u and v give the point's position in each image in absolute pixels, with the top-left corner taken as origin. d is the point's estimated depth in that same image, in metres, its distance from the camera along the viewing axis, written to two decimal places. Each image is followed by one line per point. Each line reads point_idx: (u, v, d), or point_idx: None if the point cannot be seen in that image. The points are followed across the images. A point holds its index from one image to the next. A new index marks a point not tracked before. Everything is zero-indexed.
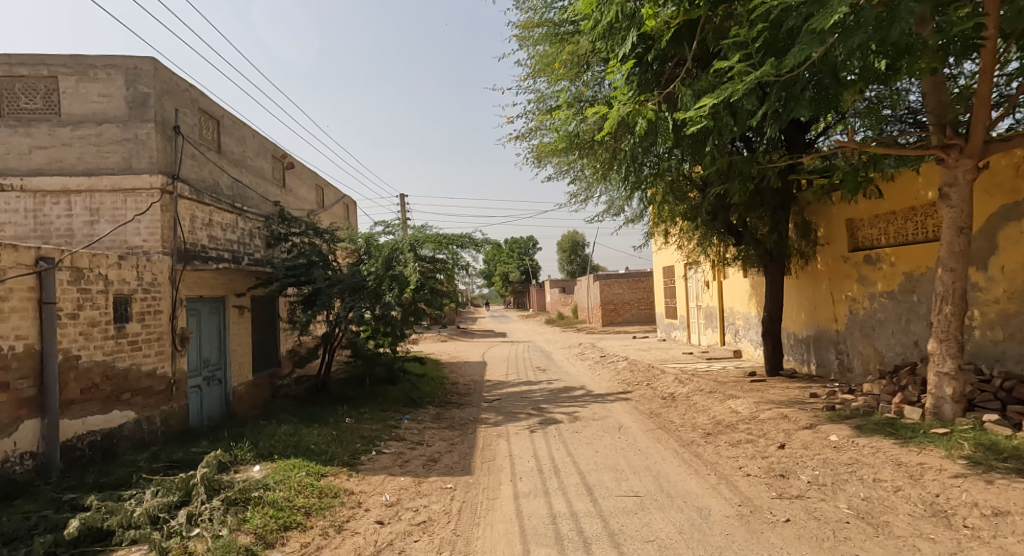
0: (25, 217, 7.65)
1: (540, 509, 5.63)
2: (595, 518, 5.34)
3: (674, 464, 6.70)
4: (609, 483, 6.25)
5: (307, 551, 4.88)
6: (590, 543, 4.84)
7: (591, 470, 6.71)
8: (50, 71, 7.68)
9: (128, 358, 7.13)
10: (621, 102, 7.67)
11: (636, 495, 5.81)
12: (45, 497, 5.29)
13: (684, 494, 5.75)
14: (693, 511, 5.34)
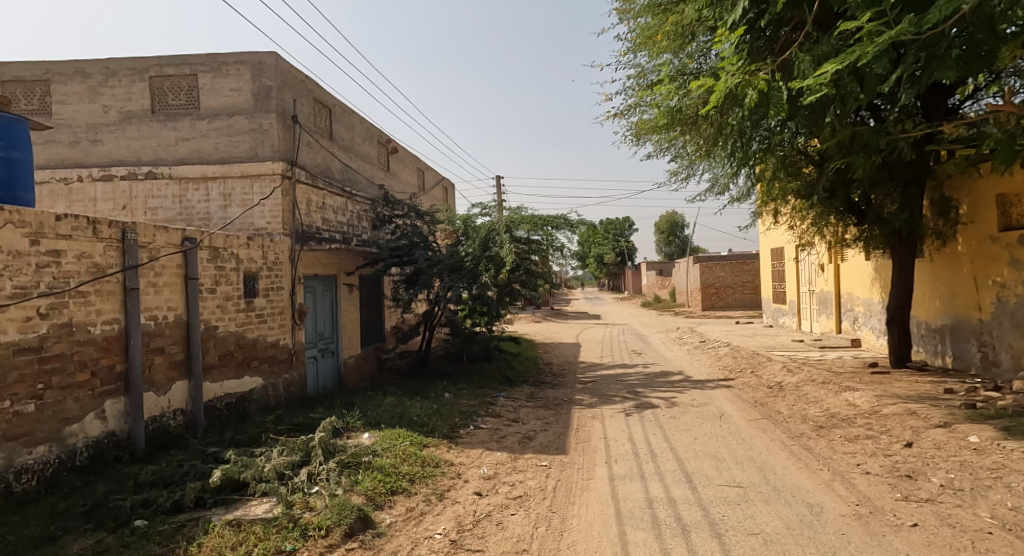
0: (172, 202, 8.54)
1: (636, 493, 5.65)
2: (694, 506, 5.29)
3: (782, 457, 6.47)
4: (709, 471, 6.16)
5: (412, 515, 5.19)
6: (689, 531, 4.81)
7: (690, 457, 6.62)
8: (191, 69, 8.49)
9: (256, 329, 7.83)
10: (730, 73, 7.34)
11: (739, 486, 5.69)
12: (193, 450, 5.92)
13: (793, 489, 5.56)
14: (803, 507, 5.16)
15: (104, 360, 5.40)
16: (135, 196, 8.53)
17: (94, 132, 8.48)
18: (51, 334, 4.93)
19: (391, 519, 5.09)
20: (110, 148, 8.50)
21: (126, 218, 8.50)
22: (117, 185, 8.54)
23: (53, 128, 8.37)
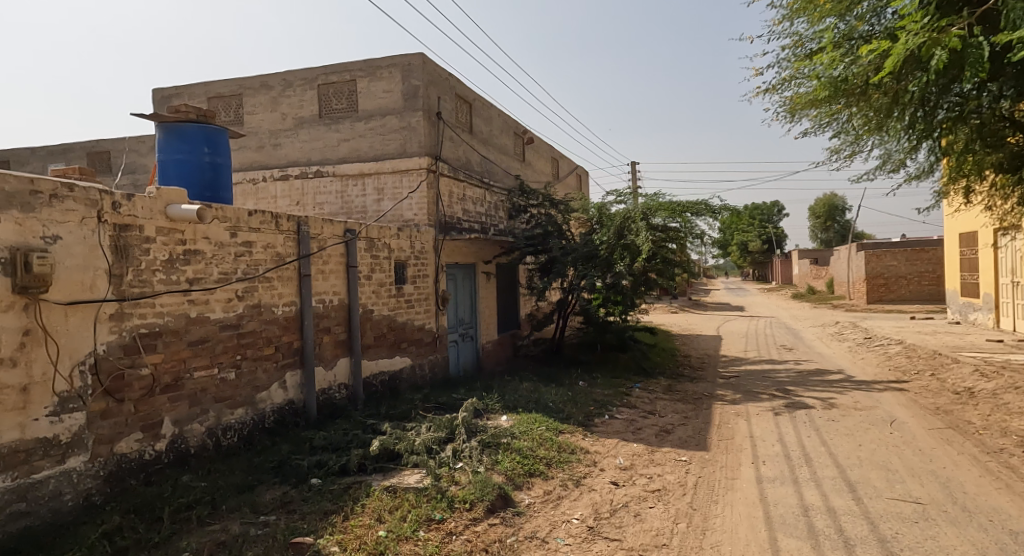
0: (335, 197, 9.44)
1: (789, 498, 5.42)
2: (857, 519, 4.98)
3: (970, 475, 5.83)
4: (878, 482, 5.72)
5: (549, 498, 5.39)
6: (854, 546, 4.54)
7: (854, 466, 6.18)
8: (351, 75, 9.30)
9: (405, 314, 8.46)
10: (911, 33, 6.61)
11: (916, 502, 5.24)
12: (355, 420, 6.57)
13: (986, 512, 5.00)
14: (1003, 533, 4.65)
15: (284, 337, 6.13)
16: (306, 192, 9.55)
17: (275, 137, 9.62)
18: (246, 313, 5.62)
19: (529, 500, 5.33)
20: (287, 150, 9.59)
21: (299, 213, 9.54)
22: (292, 183, 9.60)
23: (244, 135, 9.62)
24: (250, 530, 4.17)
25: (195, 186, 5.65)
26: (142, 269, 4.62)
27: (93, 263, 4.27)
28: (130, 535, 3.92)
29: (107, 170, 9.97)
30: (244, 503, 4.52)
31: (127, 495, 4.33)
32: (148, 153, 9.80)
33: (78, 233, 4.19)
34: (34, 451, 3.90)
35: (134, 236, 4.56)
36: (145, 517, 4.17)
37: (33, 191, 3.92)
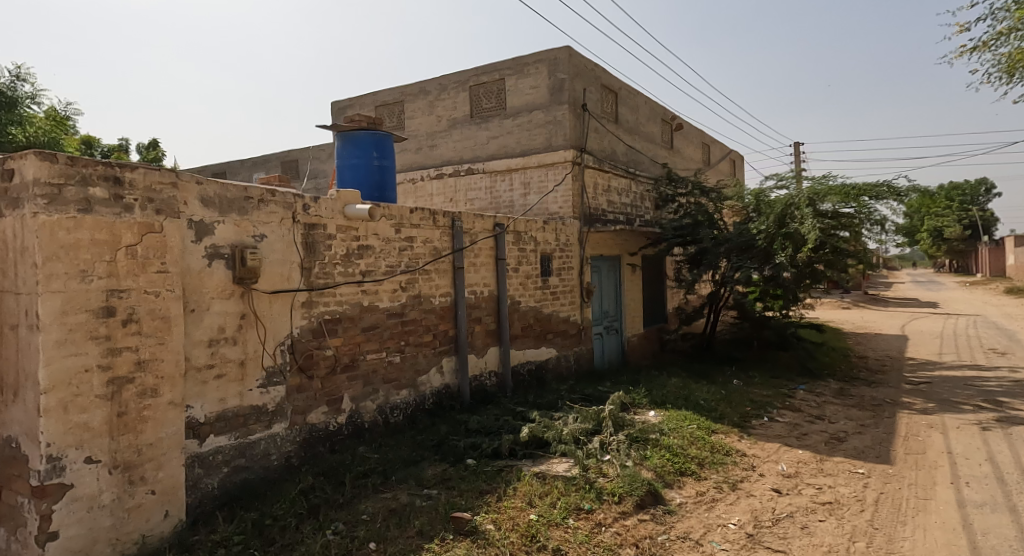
0: (485, 193, 9.87)
1: (1004, 529, 4.79)
2: None
3: None
4: None
5: (703, 499, 5.26)
6: None
7: None
8: (500, 74, 9.66)
9: (550, 305, 8.65)
10: None
11: None
12: (505, 407, 6.87)
13: None
14: None
15: (440, 325, 6.57)
16: (459, 189, 10.08)
17: (431, 139, 10.28)
18: (408, 302, 6.11)
19: (681, 499, 5.24)
20: (442, 150, 10.20)
21: (452, 209, 10.10)
22: (446, 181, 10.20)
23: (405, 139, 10.39)
24: (416, 500, 4.59)
25: (366, 187, 6.22)
26: (326, 262, 5.20)
27: (289, 258, 4.89)
28: (321, 495, 4.48)
29: (296, 176, 11.30)
30: (410, 476, 4.97)
31: (317, 460, 4.95)
32: (327, 159, 10.92)
33: (278, 232, 4.82)
34: (249, 416, 4.57)
35: (320, 233, 5.15)
36: (331, 480, 4.74)
37: (246, 197, 4.58)
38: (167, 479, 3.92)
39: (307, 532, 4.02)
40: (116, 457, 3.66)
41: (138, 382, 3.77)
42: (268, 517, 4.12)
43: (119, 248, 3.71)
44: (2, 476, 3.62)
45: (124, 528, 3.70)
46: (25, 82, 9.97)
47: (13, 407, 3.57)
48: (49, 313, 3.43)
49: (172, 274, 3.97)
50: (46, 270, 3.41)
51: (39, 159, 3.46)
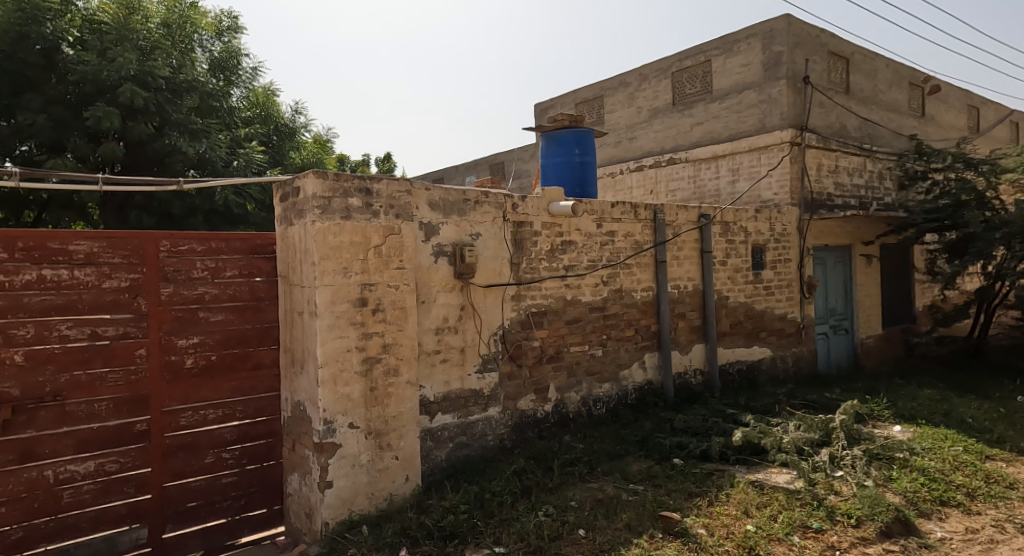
0: (688, 182, 9.44)
1: None
2: None
3: None
4: None
5: (975, 538, 4.39)
6: None
7: None
8: (706, 55, 9.14)
9: (763, 301, 7.98)
10: None
11: None
12: (713, 408, 6.51)
13: None
14: None
15: (643, 320, 6.47)
16: (660, 180, 9.79)
17: (631, 131, 10.16)
18: (610, 297, 6.14)
19: (943, 533, 4.45)
20: (643, 142, 10.01)
21: (653, 201, 9.86)
22: (646, 173, 9.99)
23: (604, 134, 10.43)
24: (623, 494, 4.63)
25: (568, 184, 6.36)
26: (533, 258, 5.45)
27: (501, 255, 5.22)
28: (532, 478, 4.73)
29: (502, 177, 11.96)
30: (615, 469, 5.03)
31: (528, 444, 5.24)
32: (530, 159, 11.38)
33: (492, 230, 5.15)
34: (470, 399, 4.97)
35: (527, 231, 5.41)
36: (541, 464, 4.97)
37: (465, 199, 4.96)
38: (407, 447, 4.47)
39: (521, 511, 4.28)
40: (369, 425, 4.29)
41: (384, 362, 4.35)
42: (488, 492, 4.46)
43: (369, 248, 4.31)
44: (294, 432, 4.39)
45: (377, 485, 4.32)
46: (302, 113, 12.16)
47: (301, 377, 4.30)
48: (322, 302, 4.09)
49: (408, 270, 4.50)
50: (320, 267, 4.09)
51: (316, 177, 4.13)
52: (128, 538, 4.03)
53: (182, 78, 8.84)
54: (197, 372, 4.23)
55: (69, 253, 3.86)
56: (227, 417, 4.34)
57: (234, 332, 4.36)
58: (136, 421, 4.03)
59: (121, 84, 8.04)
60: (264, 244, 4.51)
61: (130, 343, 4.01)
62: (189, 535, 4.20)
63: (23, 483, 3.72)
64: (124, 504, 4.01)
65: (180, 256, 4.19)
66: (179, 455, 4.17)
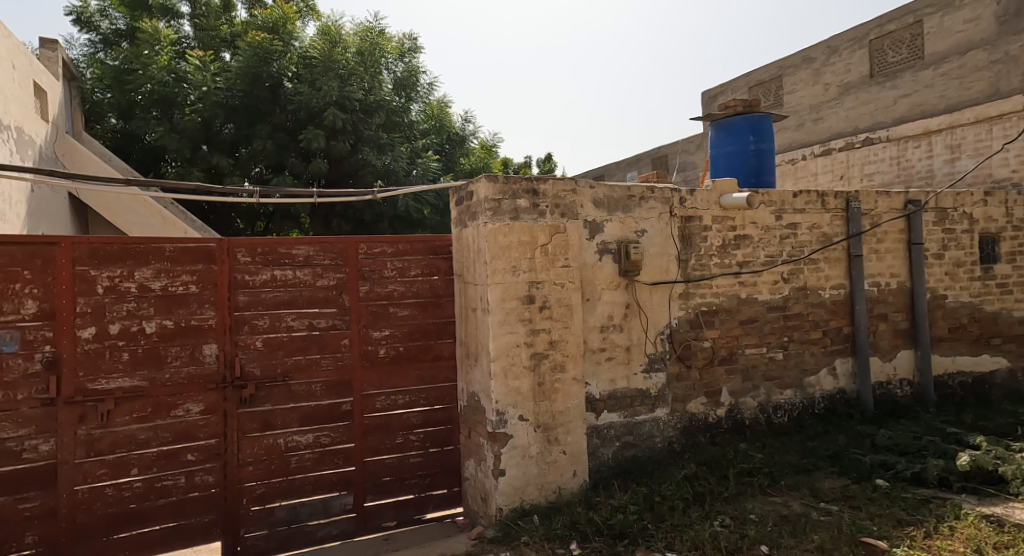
0: (890, 164, 8.06)
1: None
2: None
3: None
4: None
5: None
6: None
7: None
8: (916, 16, 7.89)
9: (996, 302, 6.67)
10: None
11: None
12: (926, 424, 5.59)
13: None
14: None
15: (833, 322, 5.65)
16: (852, 165, 8.45)
17: (816, 112, 9.10)
18: (792, 295, 5.45)
19: None
20: (830, 123, 8.90)
21: (844, 188, 8.53)
22: (836, 157, 8.68)
23: (784, 117, 9.46)
24: (812, 512, 4.16)
25: (743, 174, 5.87)
26: (702, 254, 5.00)
27: (668, 251, 4.83)
28: (706, 484, 4.39)
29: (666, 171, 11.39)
30: (802, 484, 4.56)
31: (699, 448, 4.83)
32: (697, 150, 10.66)
33: (658, 226, 4.79)
34: (636, 399, 4.65)
35: (696, 225, 4.97)
36: (715, 472, 4.59)
37: (629, 195, 4.67)
38: (574, 442, 4.36)
39: (695, 517, 4.02)
40: (538, 418, 4.24)
41: (551, 358, 4.29)
42: (659, 494, 4.20)
43: (536, 247, 4.28)
44: (470, 421, 4.52)
45: (546, 478, 4.26)
46: (472, 123, 12.87)
47: (475, 369, 4.41)
48: (493, 299, 4.14)
49: (573, 268, 4.38)
50: (491, 266, 4.15)
51: (488, 180, 4.20)
52: (339, 503, 4.40)
53: (372, 98, 10.22)
54: (388, 361, 4.55)
55: (291, 256, 4.33)
56: (412, 403, 4.61)
57: (417, 327, 4.64)
58: (342, 401, 4.42)
59: (326, 109, 9.67)
60: (443, 244, 4.74)
61: (336, 333, 4.42)
62: (384, 507, 4.52)
63: (264, 447, 4.21)
64: (334, 473, 4.40)
65: (374, 257, 4.55)
66: (375, 434, 4.50)
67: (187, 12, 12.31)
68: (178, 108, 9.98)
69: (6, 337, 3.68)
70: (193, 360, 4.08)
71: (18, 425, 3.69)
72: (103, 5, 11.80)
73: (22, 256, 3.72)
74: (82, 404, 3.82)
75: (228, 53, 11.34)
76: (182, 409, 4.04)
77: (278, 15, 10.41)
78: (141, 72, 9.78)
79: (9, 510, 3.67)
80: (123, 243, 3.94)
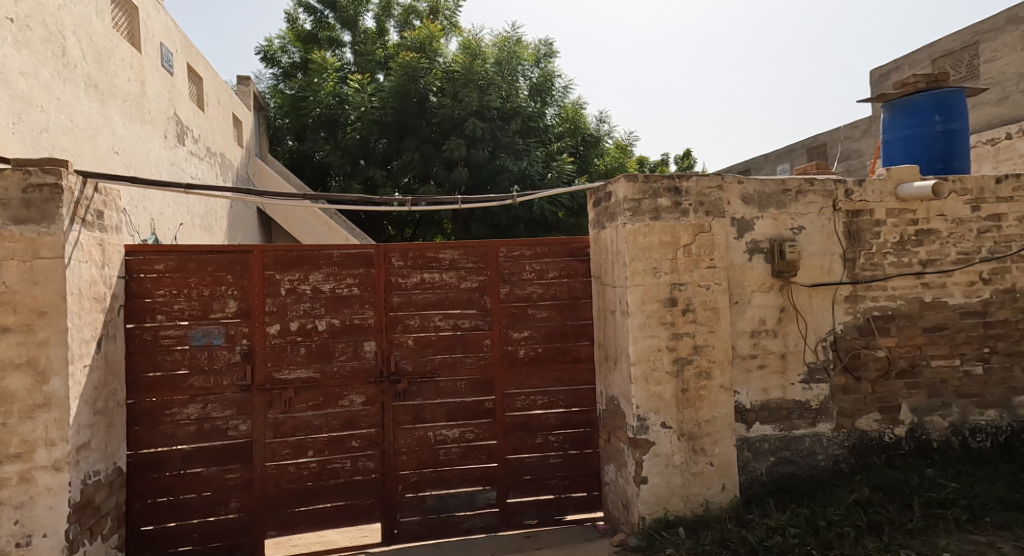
0: None
1: None
2: None
3: None
4: None
5: None
6: None
7: None
8: None
9: None
10: None
11: None
12: None
13: None
14: None
15: None
16: None
17: None
18: (994, 299, 4.56)
19: None
20: None
21: None
22: None
23: (982, 90, 8.28)
24: None
25: (925, 160, 4.96)
26: (874, 252, 4.40)
27: (830, 249, 4.35)
28: (883, 512, 3.84)
29: (825, 161, 10.52)
30: (1015, 523, 3.73)
31: (873, 471, 4.22)
32: (863, 136, 9.62)
33: (818, 223, 4.35)
34: (793, 411, 4.27)
35: (866, 220, 4.40)
36: (893, 499, 3.97)
37: (784, 190, 4.30)
38: (722, 454, 4.10)
39: (871, 550, 3.53)
40: (682, 426, 4.04)
41: (695, 364, 4.07)
42: (824, 518, 3.79)
43: (678, 247, 4.09)
44: (609, 425, 4.42)
45: (692, 489, 4.05)
46: (606, 124, 12.72)
47: (614, 373, 4.30)
48: (633, 302, 4.02)
49: (720, 269, 4.13)
50: (631, 267, 4.03)
51: (627, 180, 4.08)
52: (483, 497, 4.51)
53: (510, 106, 10.45)
54: (528, 362, 4.59)
55: (438, 260, 4.51)
56: (552, 405, 4.61)
57: (555, 328, 4.63)
58: (485, 399, 4.52)
59: (467, 119, 10.01)
60: (580, 247, 4.69)
61: (479, 333, 4.53)
62: (525, 505, 4.56)
63: (415, 439, 4.42)
64: (479, 468, 4.51)
65: (514, 260, 4.61)
66: (516, 433, 4.56)
67: (348, 40, 13.43)
68: (341, 128, 10.96)
69: (215, 330, 4.15)
70: (356, 356, 4.36)
71: (224, 407, 4.14)
72: (283, 42, 13.33)
73: (225, 262, 4.18)
74: (270, 392, 4.20)
75: (381, 74, 12.19)
76: (347, 399, 4.33)
77: (425, 35, 11.07)
78: (312, 97, 10.95)
79: (218, 479, 4.12)
80: (299, 250, 4.30)
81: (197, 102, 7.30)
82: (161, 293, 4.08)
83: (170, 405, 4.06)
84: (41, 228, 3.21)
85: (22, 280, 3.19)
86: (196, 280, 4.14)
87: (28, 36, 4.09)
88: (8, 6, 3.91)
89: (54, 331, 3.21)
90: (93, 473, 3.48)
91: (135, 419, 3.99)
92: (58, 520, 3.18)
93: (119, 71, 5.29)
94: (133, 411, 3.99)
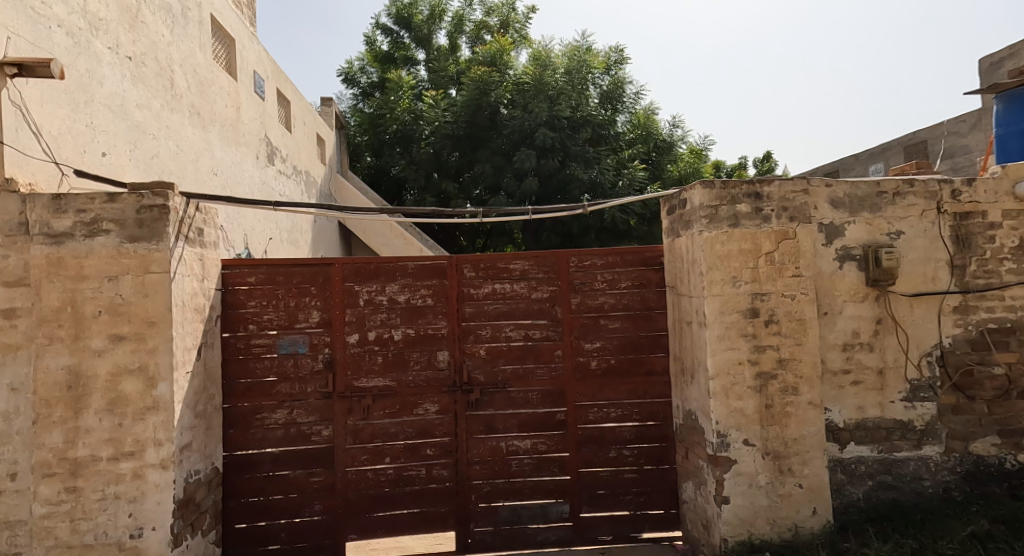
0: None
1: None
2: None
3: None
4: None
5: None
6: None
7: None
8: None
9: None
10: None
11: None
12: None
13: None
14: None
15: None
16: None
17: None
18: None
19: None
20: None
21: None
22: None
23: None
24: None
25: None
26: (988, 258, 4.04)
27: (935, 255, 4.02)
28: (1002, 547, 3.44)
29: (926, 159, 9.79)
30: None
31: (993, 501, 3.83)
32: (971, 131, 8.92)
33: (919, 227, 4.03)
34: (893, 431, 3.95)
35: (977, 223, 4.05)
36: (1019, 534, 3.56)
37: (879, 192, 4.02)
38: (813, 476, 3.84)
39: None
40: (767, 445, 3.82)
41: (781, 379, 3.85)
42: (934, 551, 3.47)
43: (760, 256, 3.89)
44: (687, 440, 4.25)
45: (779, 512, 3.81)
46: (679, 129, 12.41)
47: (692, 387, 4.13)
48: (712, 313, 3.85)
49: (806, 278, 3.89)
50: (708, 277, 3.87)
51: (703, 187, 3.92)
52: (557, 510, 4.43)
53: (580, 114, 10.41)
54: (601, 373, 4.49)
55: (509, 271, 4.49)
56: (625, 418, 4.48)
57: (628, 339, 4.51)
58: (557, 411, 4.46)
59: (537, 130, 10.02)
60: (654, 255, 4.56)
61: (550, 344, 4.47)
62: (600, 519, 4.44)
63: (488, 449, 4.41)
64: (552, 480, 4.44)
65: (585, 270, 4.53)
66: (589, 446, 4.46)
67: (422, 58, 13.79)
68: (415, 143, 11.28)
69: (300, 339, 4.30)
70: (430, 365, 4.40)
71: (309, 413, 4.27)
72: (362, 63, 13.81)
73: (309, 274, 4.33)
74: (350, 399, 4.29)
75: (454, 89, 12.42)
76: (421, 408, 4.37)
77: (496, 49, 11.19)
78: (389, 115, 11.29)
79: (303, 482, 4.24)
80: (377, 262, 4.40)
81: (285, 124, 7.67)
82: (251, 304, 4.27)
83: (259, 410, 4.22)
84: (152, 245, 3.41)
85: (135, 292, 3.40)
86: (283, 291, 4.30)
87: (142, 70, 4.41)
88: (127, 45, 4.24)
89: (161, 340, 3.41)
90: (194, 472, 3.66)
91: (229, 423, 4.18)
92: (164, 515, 3.35)
93: (219, 98, 5.63)
94: (228, 415, 4.18)
